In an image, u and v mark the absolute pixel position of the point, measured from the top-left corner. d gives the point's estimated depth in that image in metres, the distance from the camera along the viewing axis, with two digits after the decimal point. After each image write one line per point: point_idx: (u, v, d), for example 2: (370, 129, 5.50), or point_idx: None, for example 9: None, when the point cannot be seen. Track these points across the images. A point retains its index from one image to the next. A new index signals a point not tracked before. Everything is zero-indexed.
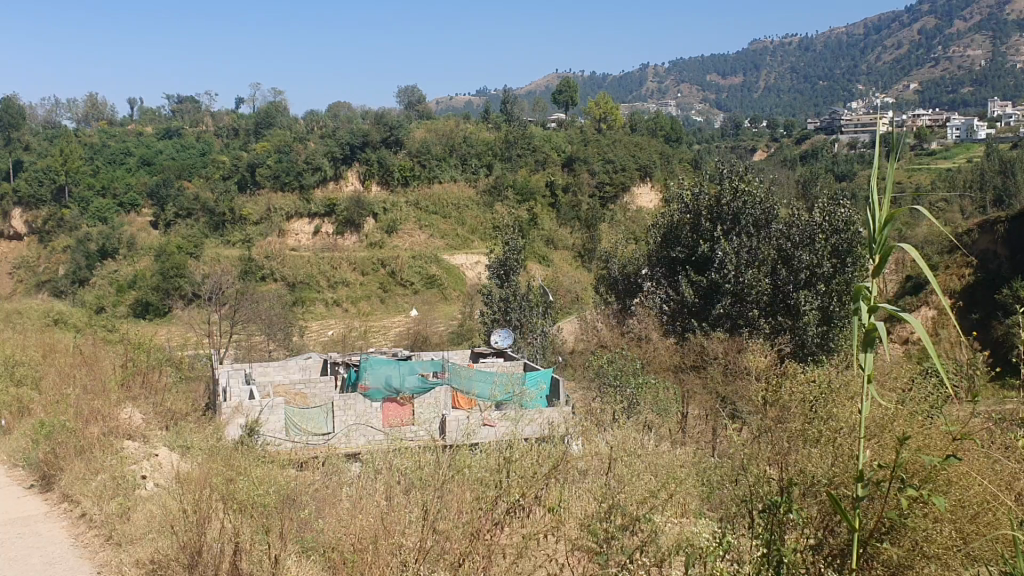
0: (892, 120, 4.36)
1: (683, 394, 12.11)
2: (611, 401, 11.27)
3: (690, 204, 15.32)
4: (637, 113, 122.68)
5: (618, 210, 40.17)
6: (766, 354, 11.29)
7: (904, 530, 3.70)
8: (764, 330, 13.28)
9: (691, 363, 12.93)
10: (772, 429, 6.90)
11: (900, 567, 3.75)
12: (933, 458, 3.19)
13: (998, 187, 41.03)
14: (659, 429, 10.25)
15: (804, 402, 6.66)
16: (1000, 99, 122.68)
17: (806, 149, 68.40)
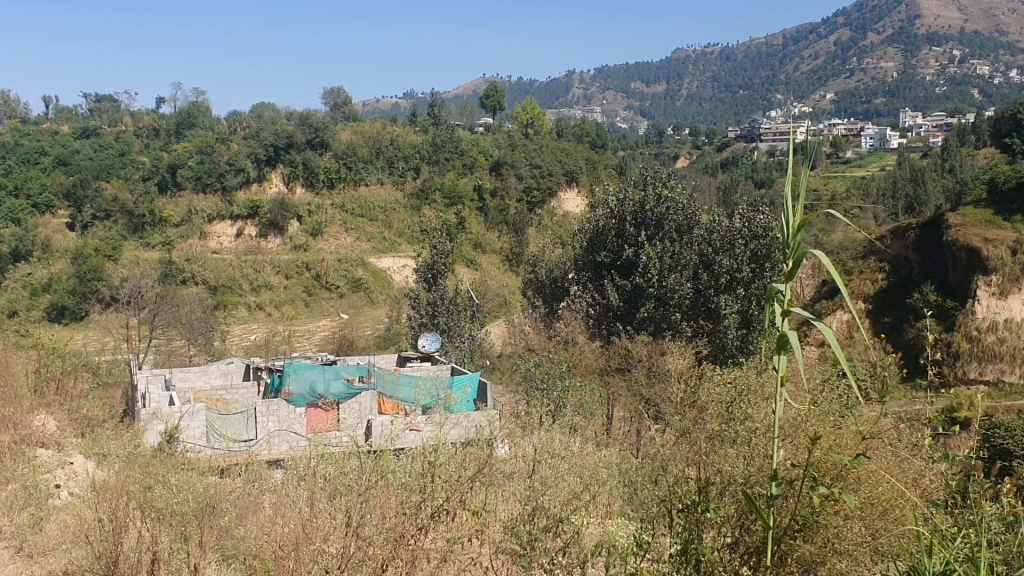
0: (809, 127, 4.46)
1: (608, 396, 12.71)
2: (536, 403, 11.36)
3: (615, 208, 15.18)
4: (562, 119, 122.67)
5: (544, 215, 40.61)
6: (686, 356, 11.77)
7: (818, 528, 3.81)
8: (686, 332, 13.70)
9: (616, 365, 13.38)
10: (692, 429, 7.30)
11: (813, 564, 3.86)
12: (844, 456, 3.27)
13: (909, 195, 42.72)
14: (584, 430, 10.48)
15: (723, 402, 7.00)
16: (909, 110, 122.65)
17: (729, 157, 70.06)
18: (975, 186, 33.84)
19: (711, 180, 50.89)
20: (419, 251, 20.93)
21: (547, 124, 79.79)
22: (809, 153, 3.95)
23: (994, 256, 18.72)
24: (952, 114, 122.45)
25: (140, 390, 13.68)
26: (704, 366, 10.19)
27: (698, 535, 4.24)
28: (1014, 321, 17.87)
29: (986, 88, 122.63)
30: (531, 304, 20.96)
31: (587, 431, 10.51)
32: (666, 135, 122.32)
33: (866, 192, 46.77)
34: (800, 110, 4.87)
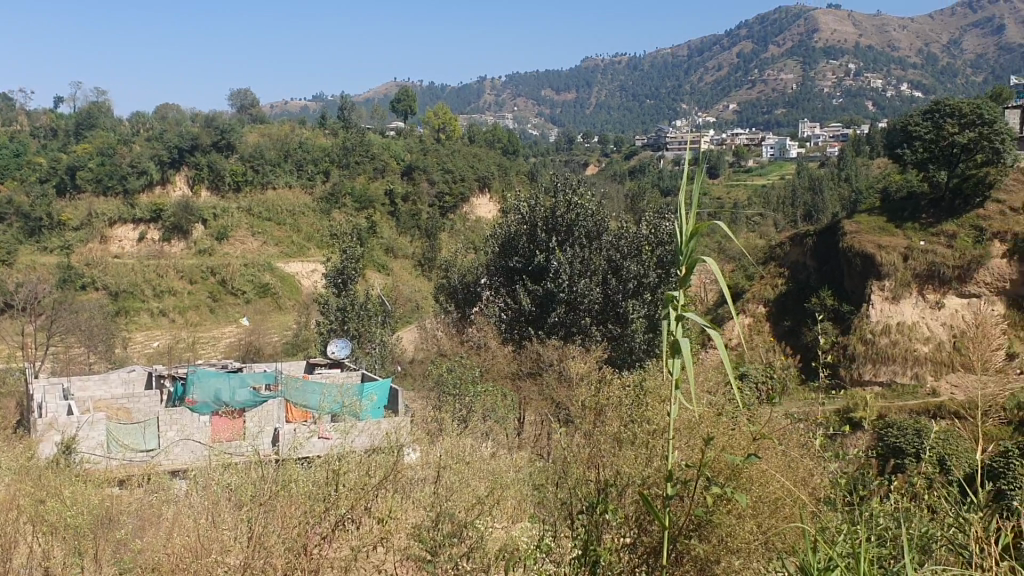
0: (707, 141, 4.90)
1: (519, 402, 12.76)
2: (448, 407, 11.43)
3: (526, 214, 15.37)
4: (474, 125, 122.79)
5: (456, 220, 40.68)
6: (589, 361, 11.97)
7: (712, 527, 3.90)
8: (597, 337, 13.80)
9: (528, 369, 13.42)
10: (593, 431, 7.75)
11: (708, 563, 3.93)
12: (734, 455, 3.33)
13: (808, 202, 44.27)
14: (496, 435, 10.67)
15: (627, 411, 7.41)
16: (808, 121, 122.56)
17: (638, 164, 71.46)
18: (871, 194, 35.12)
19: (620, 188, 51.70)
20: (327, 255, 20.67)
21: (457, 129, 79.45)
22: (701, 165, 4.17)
23: (887, 261, 19.59)
24: (848, 125, 122.58)
25: (34, 400, 13.10)
26: (608, 371, 10.51)
27: (598, 535, 4.08)
28: (906, 324, 18.77)
29: (879, 100, 122.64)
30: (443, 310, 20.94)
31: (497, 436, 10.66)
32: (576, 142, 122.43)
33: (770, 202, 47.94)
34: (698, 123, 5.15)
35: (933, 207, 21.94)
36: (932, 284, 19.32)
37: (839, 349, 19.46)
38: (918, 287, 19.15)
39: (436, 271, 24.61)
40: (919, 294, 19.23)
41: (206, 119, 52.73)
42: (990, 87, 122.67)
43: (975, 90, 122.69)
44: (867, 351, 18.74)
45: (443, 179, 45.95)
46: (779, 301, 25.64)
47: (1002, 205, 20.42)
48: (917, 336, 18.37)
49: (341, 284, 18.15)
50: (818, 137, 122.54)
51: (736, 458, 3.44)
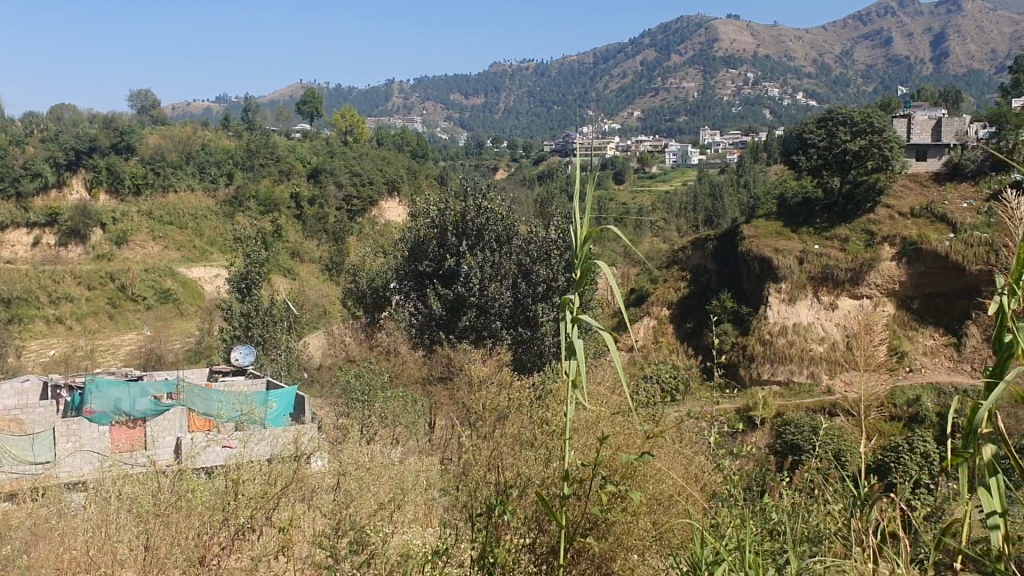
0: (592, 149, 5.18)
1: (431, 406, 12.66)
2: (357, 412, 11.53)
3: (435, 218, 15.31)
4: (382, 126, 122.80)
5: (365, 223, 40.41)
6: (492, 362, 12.16)
7: (607, 527, 4.15)
8: (506, 340, 13.99)
9: (438, 374, 13.49)
10: (494, 429, 8.09)
11: (604, 560, 4.16)
12: (630, 448, 3.59)
13: (710, 207, 45.35)
14: (405, 440, 10.76)
15: (529, 413, 7.72)
16: (709, 128, 122.67)
17: (547, 169, 72.12)
18: (769, 199, 36.20)
19: (528, 194, 52.02)
20: (231, 260, 20.37)
21: (365, 132, 78.56)
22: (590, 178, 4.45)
23: (784, 264, 20.43)
24: (747, 132, 122.66)
25: None
26: (510, 374, 10.70)
27: (496, 536, 4.27)
28: (801, 324, 19.64)
29: (776, 108, 122.65)
30: (351, 316, 20.91)
31: (406, 441, 10.73)
32: (484, 146, 122.45)
33: (674, 207, 48.86)
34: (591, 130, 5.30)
35: (827, 212, 22.91)
36: (826, 287, 20.25)
37: (740, 350, 20.28)
38: (813, 288, 20.04)
39: (343, 276, 24.45)
40: (814, 295, 20.12)
41: (103, 120, 51.14)
42: (880, 96, 122.68)
43: (867, 99, 122.67)
44: (765, 352, 19.56)
45: (352, 182, 45.62)
46: (682, 303, 26.40)
47: (890, 210, 21.46)
48: (812, 337, 19.23)
49: (246, 288, 17.89)
50: (717, 144, 122.73)
51: (633, 454, 3.68)
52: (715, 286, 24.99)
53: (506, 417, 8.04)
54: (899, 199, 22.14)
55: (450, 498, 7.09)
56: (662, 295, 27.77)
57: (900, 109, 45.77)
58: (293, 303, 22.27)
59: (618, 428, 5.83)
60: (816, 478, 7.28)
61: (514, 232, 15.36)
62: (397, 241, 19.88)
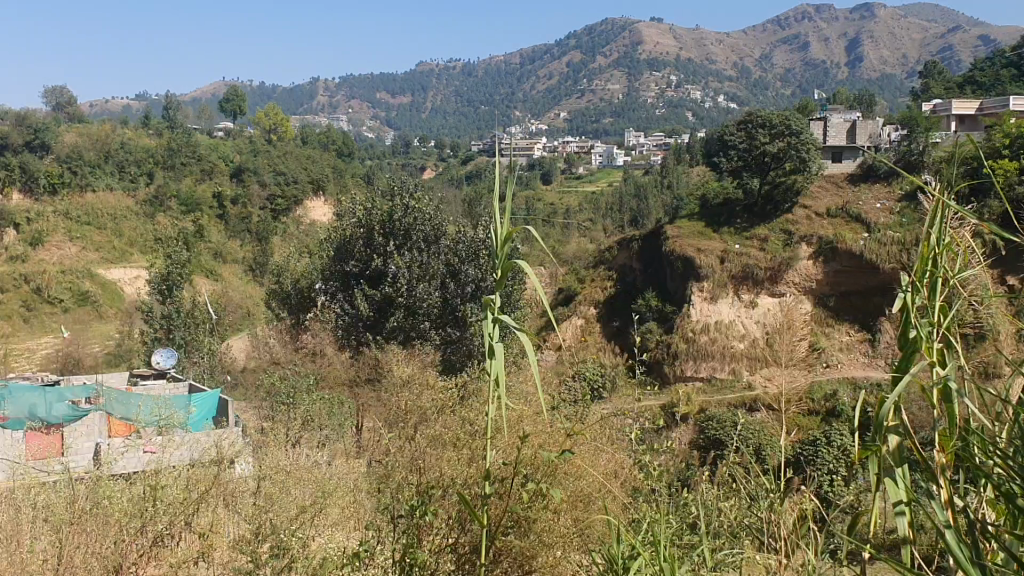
0: (510, 154, 5.42)
1: (358, 408, 12.65)
2: (283, 415, 11.52)
3: (362, 218, 15.26)
4: (308, 126, 122.77)
5: (290, 222, 39.89)
6: (415, 361, 12.21)
7: (526, 526, 4.40)
8: (435, 340, 14.01)
9: (365, 376, 13.31)
10: (416, 430, 8.20)
11: (523, 557, 4.40)
12: (546, 454, 3.79)
13: (636, 209, 46.06)
14: (331, 443, 10.82)
15: (451, 415, 7.88)
16: (634, 129, 122.69)
17: (477, 169, 72.16)
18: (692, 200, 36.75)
19: (457, 194, 52.08)
20: (150, 262, 19.97)
21: (291, 133, 77.54)
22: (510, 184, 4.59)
23: (706, 263, 20.94)
24: (670, 135, 122.69)
25: None
26: (433, 375, 10.77)
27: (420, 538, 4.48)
28: (723, 322, 20.16)
29: (699, 111, 122.68)
30: (275, 318, 20.67)
31: (333, 445, 10.76)
32: (412, 146, 122.62)
33: (602, 208, 49.45)
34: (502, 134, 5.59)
35: (747, 211, 23.50)
36: (747, 285, 20.79)
37: (664, 347, 20.72)
38: (733, 287, 20.57)
39: (268, 277, 24.22)
40: (734, 294, 20.64)
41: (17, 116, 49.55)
42: (798, 100, 122.66)
43: (786, 103, 122.65)
44: (689, 349, 19.98)
45: (277, 182, 45.05)
46: (609, 302, 26.85)
47: (808, 211, 22.11)
48: (733, 334, 19.75)
49: (166, 290, 17.52)
50: (642, 146, 122.79)
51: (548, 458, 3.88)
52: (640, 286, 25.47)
53: (427, 418, 8.20)
54: (815, 200, 22.85)
55: (373, 502, 7.21)
56: (589, 295, 28.22)
57: (819, 113, 46.82)
58: (215, 306, 21.88)
59: (536, 427, 6.04)
60: (734, 475, 7.54)
61: (443, 234, 15.47)
62: (321, 243, 19.70)
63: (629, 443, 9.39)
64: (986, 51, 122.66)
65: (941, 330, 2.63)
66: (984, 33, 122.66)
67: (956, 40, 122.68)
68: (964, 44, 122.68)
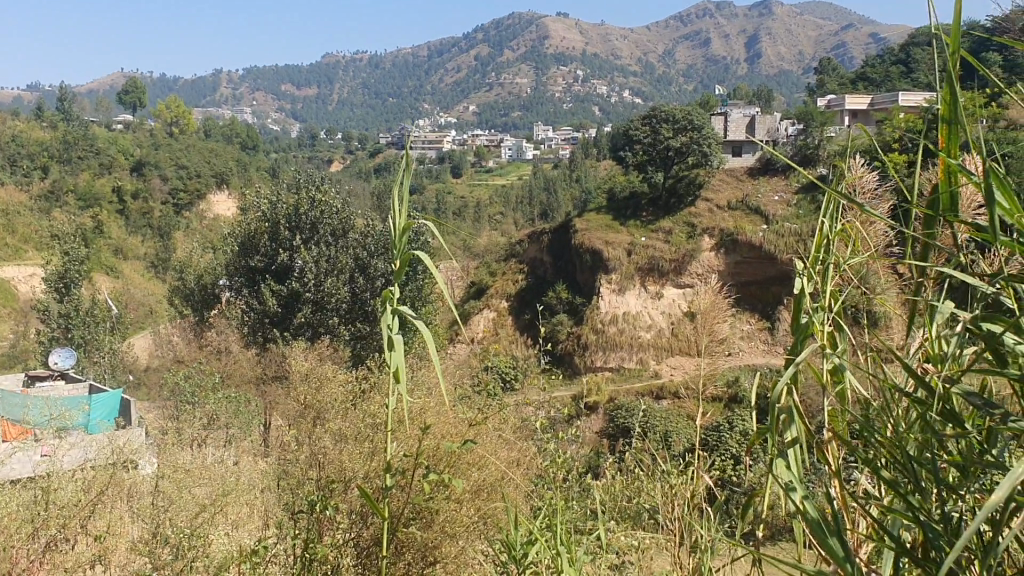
0: (417, 128, 5.02)
1: (267, 405, 12.62)
2: (186, 413, 11.42)
3: (265, 211, 14.47)
4: (210, 119, 122.75)
5: (192, 219, 39.14)
6: (317, 356, 12.13)
7: (428, 519, 4.37)
8: (345, 336, 14.04)
9: (272, 374, 13.32)
10: (317, 426, 8.30)
11: (427, 546, 4.38)
12: (444, 453, 3.81)
13: (545, 203, 46.51)
14: (240, 445, 10.81)
15: (349, 407, 8.30)
16: (542, 124, 122.74)
17: (386, 162, 71.63)
18: (599, 193, 37.27)
19: (366, 188, 51.79)
20: (45, 257, 19.38)
21: (194, 124, 75.97)
22: (410, 164, 4.25)
23: (613, 256, 21.39)
24: (578, 129, 122.67)
25: None
26: (336, 370, 10.77)
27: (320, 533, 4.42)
28: (631, 313, 20.65)
29: (605, 106, 122.68)
30: (179, 314, 20.32)
31: (242, 445, 10.81)
32: (317, 139, 122.66)
33: (512, 203, 49.85)
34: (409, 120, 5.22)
35: (652, 205, 23.89)
36: (653, 276, 21.29)
37: (574, 339, 21.02)
38: (640, 279, 21.05)
39: (170, 274, 23.78)
40: (641, 285, 21.12)
41: None
42: (700, 95, 122.76)
43: (688, 98, 122.71)
44: (598, 340, 20.39)
45: (178, 177, 44.03)
46: (519, 295, 27.22)
47: (709, 203, 22.69)
48: (640, 325, 20.25)
49: (63, 287, 16.92)
50: (550, 140, 122.77)
51: (447, 452, 3.89)
52: (550, 279, 25.89)
53: (331, 412, 8.35)
54: (717, 192, 23.41)
55: (277, 501, 7.33)
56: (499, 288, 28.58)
57: (717, 108, 47.55)
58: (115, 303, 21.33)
59: (438, 419, 6.17)
60: (642, 465, 7.66)
61: (350, 226, 15.34)
62: (224, 236, 19.34)
63: (530, 433, 9.59)
64: (878, 49, 122.69)
65: (830, 312, 2.61)
66: (874, 31, 122.71)
67: (848, 38, 122.69)
68: (856, 42, 122.70)
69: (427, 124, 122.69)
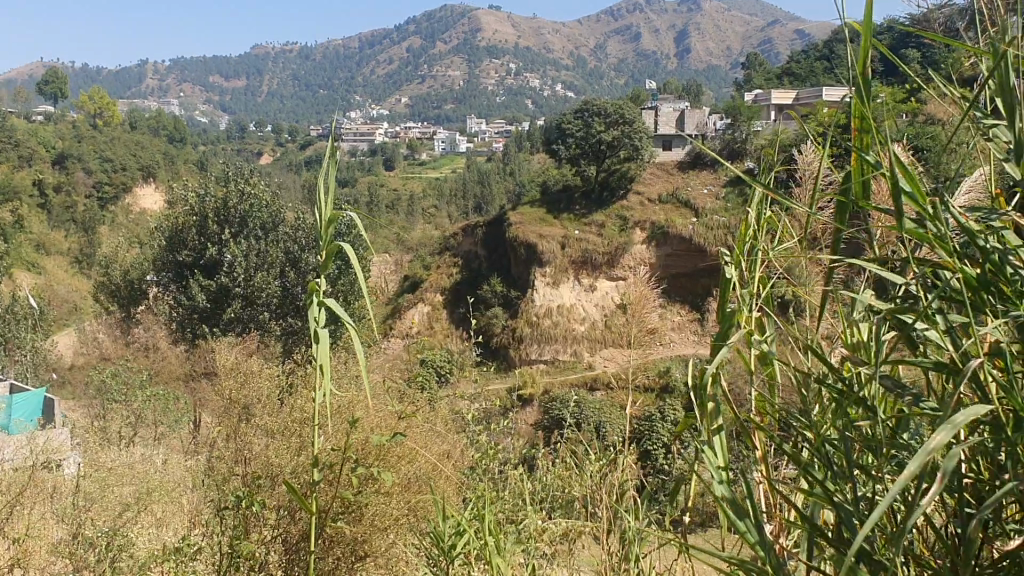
0: (342, 120, 4.89)
1: (196, 404, 12.37)
2: (111, 414, 11.19)
3: (193, 204, 14.31)
4: (136, 110, 122.75)
5: (119, 212, 38.26)
6: (244, 351, 11.88)
7: (358, 514, 4.24)
8: (276, 332, 13.64)
9: (201, 370, 13.07)
10: (243, 423, 8.13)
11: (356, 542, 4.25)
12: (371, 446, 3.70)
13: (478, 196, 46.55)
14: (167, 444, 10.57)
15: (277, 403, 8.09)
16: (475, 116, 122.71)
17: (317, 154, 71.00)
18: (533, 185, 37.35)
19: (297, 181, 51.34)
20: None
21: (118, 116, 74.49)
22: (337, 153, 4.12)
23: (548, 249, 21.43)
24: (511, 122, 122.69)
25: None
26: (262, 365, 10.57)
27: (247, 531, 4.27)
28: (565, 306, 20.73)
29: (537, 99, 122.70)
30: (104, 310, 19.91)
31: (171, 445, 10.58)
32: (246, 131, 122.75)
33: (446, 195, 49.76)
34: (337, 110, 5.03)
35: (585, 198, 23.88)
36: (587, 269, 21.38)
37: (509, 332, 21.07)
38: (574, 272, 21.12)
39: (95, 270, 23.22)
40: (575, 278, 21.20)
41: None
42: (631, 89, 122.80)
43: (619, 92, 122.73)
44: (533, 333, 20.45)
45: (103, 169, 43.08)
46: (454, 287, 27.16)
47: (641, 196, 22.82)
48: (574, 318, 20.35)
49: None
50: (483, 133, 122.76)
51: (374, 445, 3.77)
52: (484, 271, 25.83)
53: (258, 409, 8.19)
54: (648, 185, 23.60)
55: (203, 502, 7.15)
56: (433, 281, 28.49)
57: (648, 102, 47.79)
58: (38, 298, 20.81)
59: (367, 413, 6.08)
60: (572, 455, 7.64)
61: (280, 220, 15.05)
62: (151, 230, 18.98)
63: (459, 426, 9.54)
64: (803, 45, 122.77)
65: (757, 296, 2.56)
66: (799, 27, 122.78)
67: (774, 34, 122.72)
68: (782, 38, 122.71)
69: (359, 116, 122.71)
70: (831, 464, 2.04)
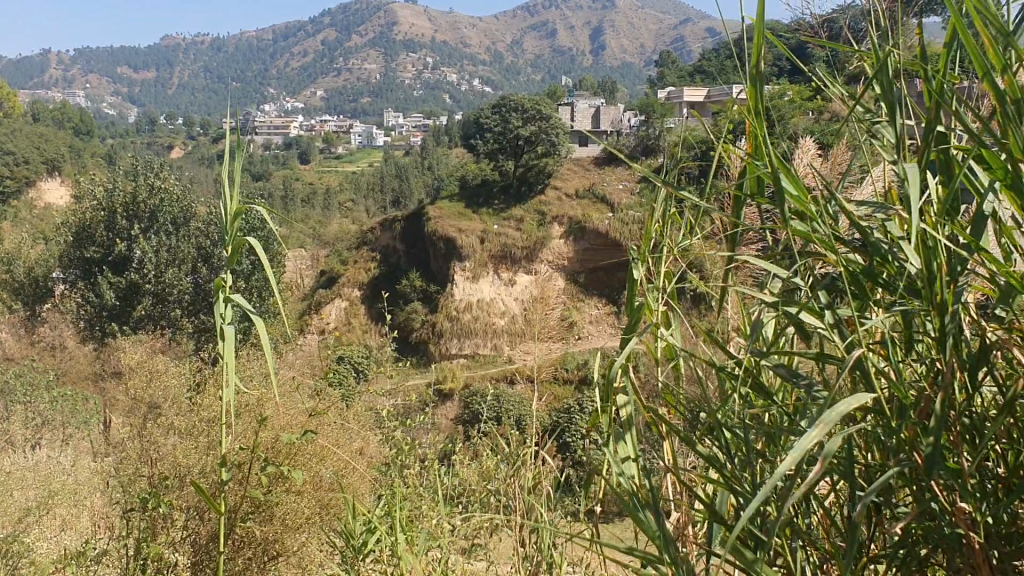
0: (247, 118, 4.72)
1: (104, 403, 12.05)
2: (15, 415, 10.90)
3: (100, 199, 13.73)
4: (38, 102, 122.43)
5: (23, 206, 37.15)
6: (153, 350, 11.61)
7: (267, 514, 4.14)
8: (188, 329, 13.32)
9: (110, 369, 12.73)
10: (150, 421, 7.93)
11: (264, 542, 4.15)
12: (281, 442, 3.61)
13: (396, 189, 46.56)
14: (74, 446, 10.29)
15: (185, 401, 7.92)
16: (392, 110, 122.76)
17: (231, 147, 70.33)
18: (451, 180, 37.43)
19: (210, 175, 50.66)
20: None
21: (21, 107, 72.49)
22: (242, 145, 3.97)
23: (466, 243, 21.43)
24: (429, 116, 122.57)
25: None
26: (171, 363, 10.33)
27: (154, 532, 4.13)
28: (485, 302, 20.94)
29: (455, 94, 122.69)
30: None
31: (78, 446, 10.31)
32: (157, 123, 122.70)
33: (364, 189, 49.61)
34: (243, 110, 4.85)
35: (503, 192, 23.90)
36: (506, 264, 21.48)
37: (428, 327, 21.04)
38: (493, 267, 21.23)
39: None
40: (495, 273, 21.35)
41: None
42: (548, 85, 122.83)
43: (536, 88, 122.75)
44: (452, 327, 20.48)
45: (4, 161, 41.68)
46: (372, 282, 27.02)
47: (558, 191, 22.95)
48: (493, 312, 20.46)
49: None
50: (401, 128, 122.82)
51: (283, 443, 3.68)
52: (403, 266, 25.73)
53: (165, 409, 8.00)
54: (565, 179, 23.79)
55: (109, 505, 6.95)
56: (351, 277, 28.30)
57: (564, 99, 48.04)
58: None
59: (278, 411, 5.96)
60: (484, 450, 7.65)
61: (191, 215, 14.62)
62: (56, 226, 18.44)
63: (373, 423, 9.53)
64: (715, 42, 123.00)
65: (663, 291, 2.52)
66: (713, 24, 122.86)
67: (686, 31, 122.69)
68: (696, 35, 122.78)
69: (274, 109, 122.74)
70: (727, 455, 2.00)
